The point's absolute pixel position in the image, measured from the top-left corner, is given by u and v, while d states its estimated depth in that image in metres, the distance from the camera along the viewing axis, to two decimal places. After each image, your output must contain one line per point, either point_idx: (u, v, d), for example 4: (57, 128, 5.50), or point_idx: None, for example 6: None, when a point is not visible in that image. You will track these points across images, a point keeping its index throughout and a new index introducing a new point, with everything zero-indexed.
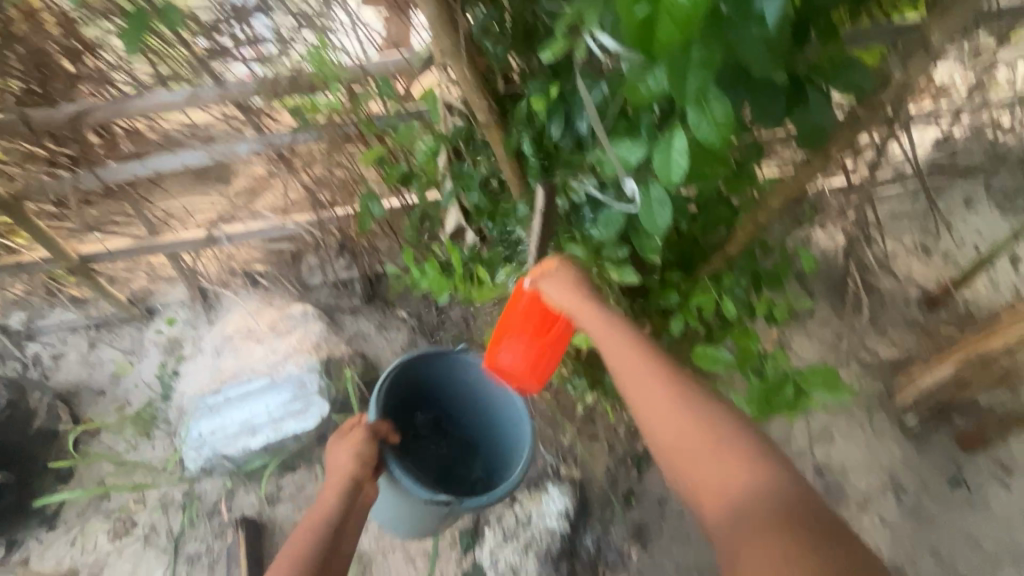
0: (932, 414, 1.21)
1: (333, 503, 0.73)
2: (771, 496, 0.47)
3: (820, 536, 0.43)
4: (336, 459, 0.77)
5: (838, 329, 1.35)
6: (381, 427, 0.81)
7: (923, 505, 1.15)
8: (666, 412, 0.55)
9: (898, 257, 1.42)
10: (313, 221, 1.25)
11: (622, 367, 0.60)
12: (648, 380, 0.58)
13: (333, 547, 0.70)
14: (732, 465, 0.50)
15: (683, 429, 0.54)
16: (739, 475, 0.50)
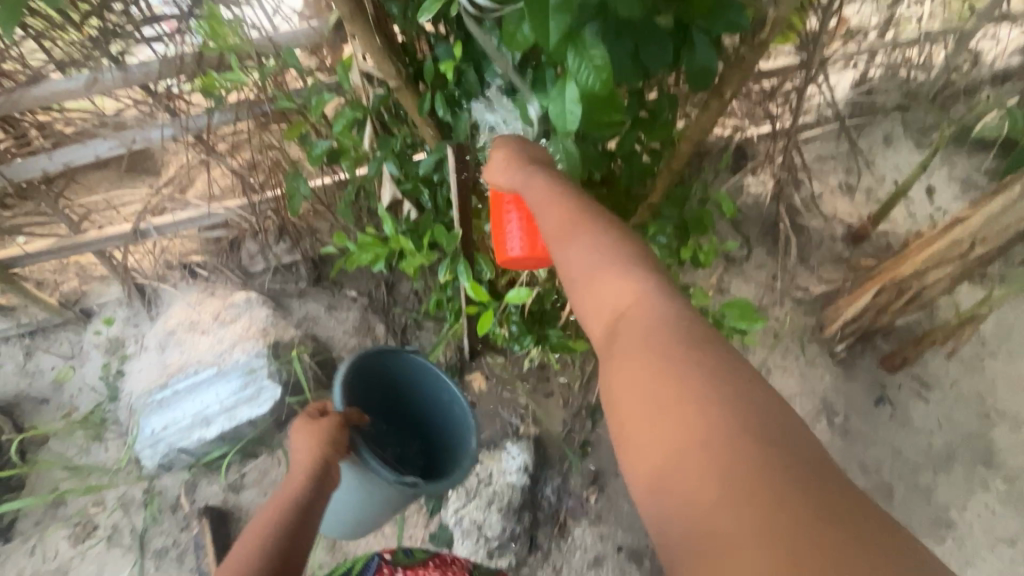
0: (859, 340, 1.30)
1: (304, 485, 0.72)
2: (688, 358, 0.43)
3: (727, 374, 0.41)
4: (297, 448, 0.76)
5: (772, 271, 1.42)
6: (346, 418, 0.79)
7: (852, 424, 1.24)
8: (571, 235, 0.56)
9: (826, 197, 1.49)
10: (245, 205, 1.21)
11: (548, 223, 0.58)
12: (566, 223, 0.57)
13: (298, 527, 0.68)
14: (657, 341, 0.45)
15: (607, 287, 0.52)
16: (657, 334, 0.46)
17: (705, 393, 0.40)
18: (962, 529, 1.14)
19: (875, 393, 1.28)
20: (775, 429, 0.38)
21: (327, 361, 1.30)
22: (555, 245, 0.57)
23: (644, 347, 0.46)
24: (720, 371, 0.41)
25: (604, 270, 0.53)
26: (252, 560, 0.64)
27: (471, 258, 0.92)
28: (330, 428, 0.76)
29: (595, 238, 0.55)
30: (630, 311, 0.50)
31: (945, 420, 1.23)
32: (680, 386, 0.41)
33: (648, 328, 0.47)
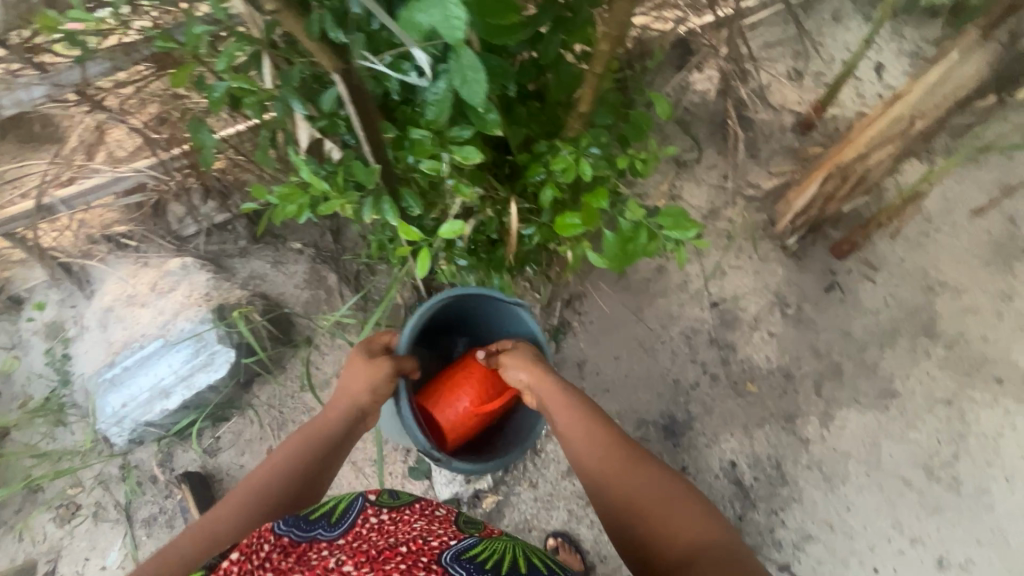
0: (809, 231, 1.30)
1: (341, 418, 0.85)
2: (673, 503, 0.72)
3: (691, 506, 0.72)
4: (349, 375, 0.88)
5: (723, 171, 1.39)
6: (401, 367, 0.88)
7: (804, 314, 1.28)
8: (570, 410, 0.83)
9: (775, 86, 1.43)
10: (156, 166, 1.13)
11: (548, 404, 0.85)
12: (560, 398, 0.85)
13: (331, 447, 0.82)
14: (652, 491, 0.74)
15: (593, 439, 0.80)
16: (650, 488, 0.74)
17: (692, 528, 0.69)
18: (904, 396, 1.21)
19: (826, 281, 1.31)
20: (700, 513, 0.71)
21: (281, 317, 1.27)
22: (558, 420, 0.84)
23: (642, 494, 0.74)
24: (688, 504, 0.72)
25: (579, 410, 0.83)
26: (293, 470, 0.78)
27: (396, 196, 0.86)
28: (387, 372, 0.85)
29: (583, 406, 0.84)
30: (625, 472, 0.76)
31: (891, 297, 1.28)
32: (674, 505, 0.72)
33: (619, 448, 0.79)
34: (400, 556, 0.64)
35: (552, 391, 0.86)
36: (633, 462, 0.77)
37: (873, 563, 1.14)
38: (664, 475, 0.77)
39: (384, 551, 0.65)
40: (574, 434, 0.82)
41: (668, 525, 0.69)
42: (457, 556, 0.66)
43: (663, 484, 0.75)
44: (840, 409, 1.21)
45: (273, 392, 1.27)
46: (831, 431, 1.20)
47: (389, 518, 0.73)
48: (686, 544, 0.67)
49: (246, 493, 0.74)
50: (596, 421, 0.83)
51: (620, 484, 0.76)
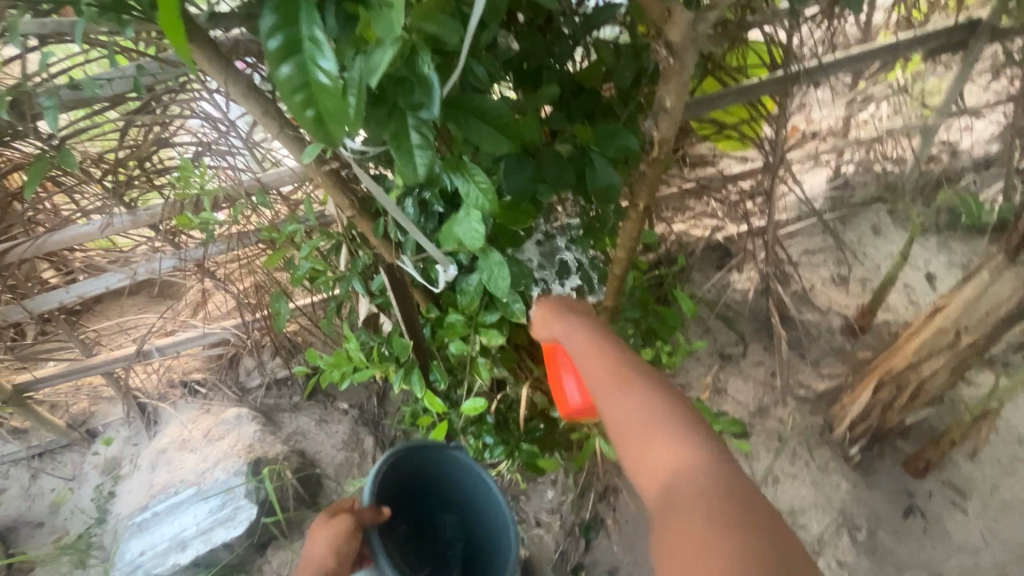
0: (873, 442, 1.19)
1: None
2: (746, 528, 0.41)
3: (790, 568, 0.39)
4: (311, 546, 0.77)
5: (771, 367, 1.35)
6: (371, 513, 0.81)
7: (879, 542, 1.10)
8: (623, 390, 0.55)
9: (819, 290, 1.44)
10: (240, 325, 1.31)
11: (593, 375, 0.58)
12: (600, 358, 0.59)
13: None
14: (707, 502, 0.44)
15: (653, 448, 0.50)
16: (709, 497, 0.44)
17: None
18: None
19: (902, 504, 1.14)
20: None
21: (311, 478, 1.28)
22: (601, 400, 0.56)
23: (694, 509, 0.44)
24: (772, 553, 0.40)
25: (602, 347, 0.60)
26: None
27: (426, 369, 0.98)
28: (346, 527, 0.77)
29: (644, 391, 0.54)
30: (678, 468, 0.48)
31: (990, 534, 1.07)
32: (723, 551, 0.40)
33: (642, 390, 0.54)
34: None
35: (580, 331, 0.63)
36: (658, 408, 0.53)
37: None
38: (663, 417, 0.52)
39: None
40: (637, 455, 0.51)
41: None
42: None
43: (668, 451, 0.50)
44: None
45: (286, 558, 1.22)
46: None
47: None
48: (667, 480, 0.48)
49: None
50: (623, 358, 0.58)
51: (665, 511, 0.46)
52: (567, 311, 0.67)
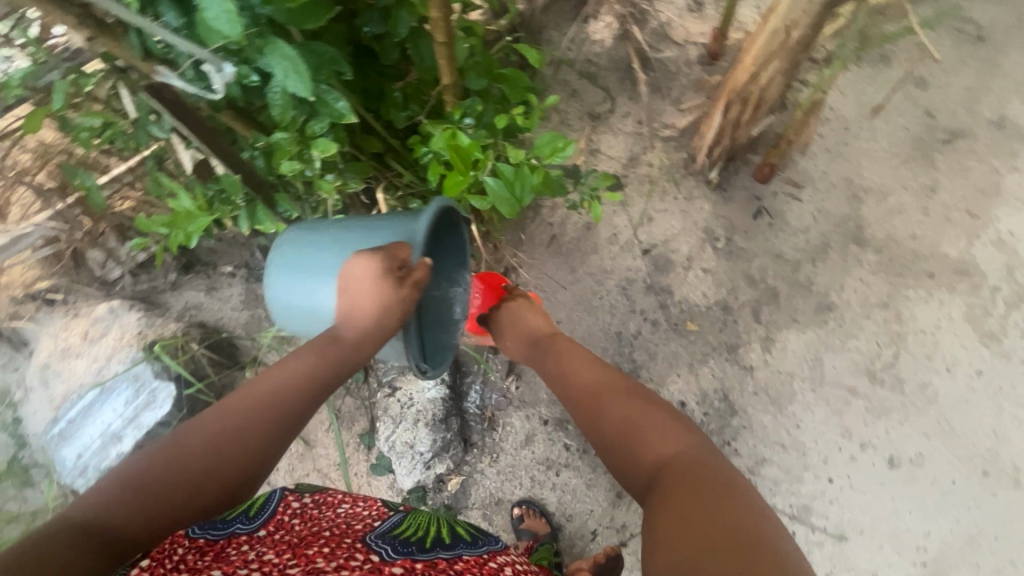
0: (728, 161, 1.29)
1: (352, 345, 0.78)
2: (647, 410, 0.76)
3: (674, 422, 0.74)
4: (355, 280, 0.78)
5: (638, 116, 1.36)
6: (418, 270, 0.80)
7: (735, 244, 1.28)
8: (586, 370, 0.88)
9: (675, 22, 1.38)
10: (59, 217, 1.12)
11: (559, 364, 0.92)
12: (569, 354, 0.94)
13: (314, 403, 0.73)
14: (631, 406, 0.78)
15: (590, 374, 0.87)
16: (634, 404, 0.78)
17: (655, 435, 0.72)
18: (841, 308, 1.22)
19: (753, 208, 1.30)
20: (686, 435, 0.72)
21: (222, 343, 1.27)
22: (564, 371, 0.90)
23: (625, 412, 0.78)
24: (665, 420, 0.74)
25: (570, 366, 0.90)
26: (282, 396, 0.70)
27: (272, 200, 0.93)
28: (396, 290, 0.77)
29: (596, 365, 0.89)
30: (608, 386, 0.83)
31: (819, 213, 1.27)
32: (642, 425, 0.74)
33: (600, 386, 0.84)
34: (323, 540, 0.59)
35: (547, 351, 0.96)
36: (606, 387, 0.83)
37: (827, 475, 1.17)
38: (607, 374, 0.86)
39: (307, 537, 0.59)
40: (579, 378, 0.87)
41: (631, 431, 0.74)
42: (382, 534, 0.62)
43: (597, 374, 0.86)
44: (781, 332, 1.22)
45: None
46: (774, 356, 1.21)
47: (316, 499, 0.67)
48: (610, 399, 0.81)
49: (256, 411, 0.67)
50: (583, 369, 0.89)
51: (600, 404, 0.81)
52: (521, 311, 1.06)
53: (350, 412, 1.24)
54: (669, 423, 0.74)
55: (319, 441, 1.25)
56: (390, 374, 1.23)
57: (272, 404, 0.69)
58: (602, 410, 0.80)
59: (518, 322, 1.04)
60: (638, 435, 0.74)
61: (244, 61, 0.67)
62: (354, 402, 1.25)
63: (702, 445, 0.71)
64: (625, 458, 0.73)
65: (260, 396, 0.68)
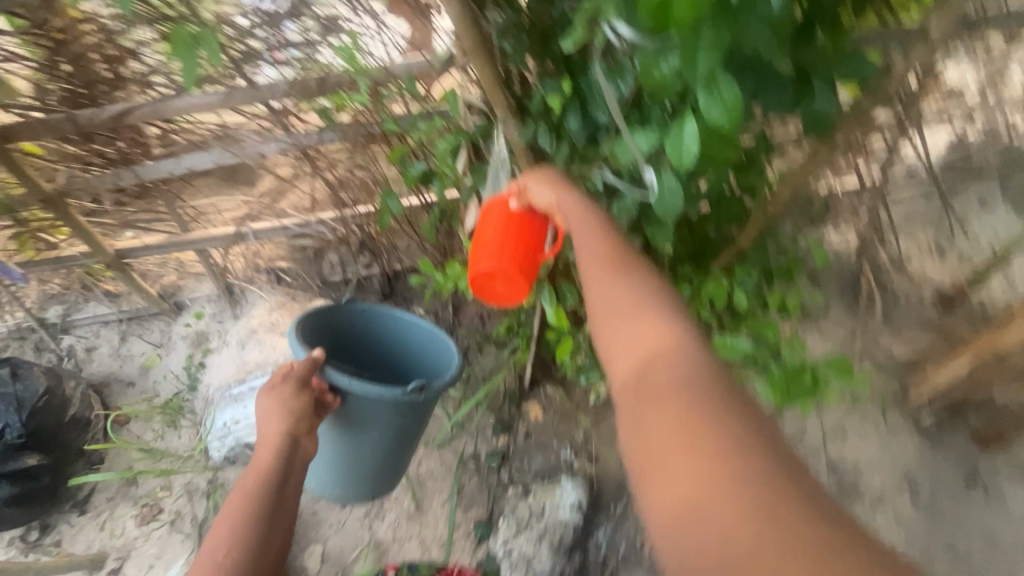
0: (947, 412, 1.18)
1: (273, 457, 0.84)
2: (727, 424, 0.38)
3: (773, 494, 0.33)
4: (264, 415, 0.86)
5: (851, 328, 1.30)
6: (318, 382, 0.90)
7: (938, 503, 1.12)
8: (600, 272, 0.52)
9: (920, 261, 1.35)
10: (338, 217, 1.30)
11: (582, 262, 0.55)
12: (590, 252, 0.55)
13: (276, 496, 0.83)
14: (692, 421, 0.38)
15: (627, 325, 0.48)
16: (691, 373, 0.42)
17: (713, 440, 0.37)
18: None
19: (961, 472, 1.15)
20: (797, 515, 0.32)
21: None
22: (589, 280, 0.53)
23: (667, 355, 0.44)
24: (728, 432, 0.37)
25: (617, 292, 0.50)
26: (248, 510, 0.80)
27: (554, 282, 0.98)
28: (288, 397, 0.85)
29: (633, 286, 0.51)
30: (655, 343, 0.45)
31: None
32: (712, 447, 0.36)
33: (641, 328, 0.47)
34: None
35: (580, 223, 0.58)
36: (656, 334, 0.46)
37: None
38: (649, 322, 0.47)
39: None
40: (608, 305, 0.50)
41: (679, 441, 0.38)
42: None
43: (642, 321, 0.47)
44: None
45: None
46: None
47: None
48: (646, 359, 0.45)
49: (247, 520, 0.80)
50: (617, 293, 0.50)
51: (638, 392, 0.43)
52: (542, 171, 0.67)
53: (472, 494, 1.21)
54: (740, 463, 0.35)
55: (431, 510, 1.21)
56: (527, 475, 1.22)
57: (251, 515, 0.80)
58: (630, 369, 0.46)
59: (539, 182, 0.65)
60: (672, 443, 0.38)
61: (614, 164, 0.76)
62: (480, 485, 1.22)
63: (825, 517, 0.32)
64: (669, 505, 0.36)
65: (239, 514, 0.80)
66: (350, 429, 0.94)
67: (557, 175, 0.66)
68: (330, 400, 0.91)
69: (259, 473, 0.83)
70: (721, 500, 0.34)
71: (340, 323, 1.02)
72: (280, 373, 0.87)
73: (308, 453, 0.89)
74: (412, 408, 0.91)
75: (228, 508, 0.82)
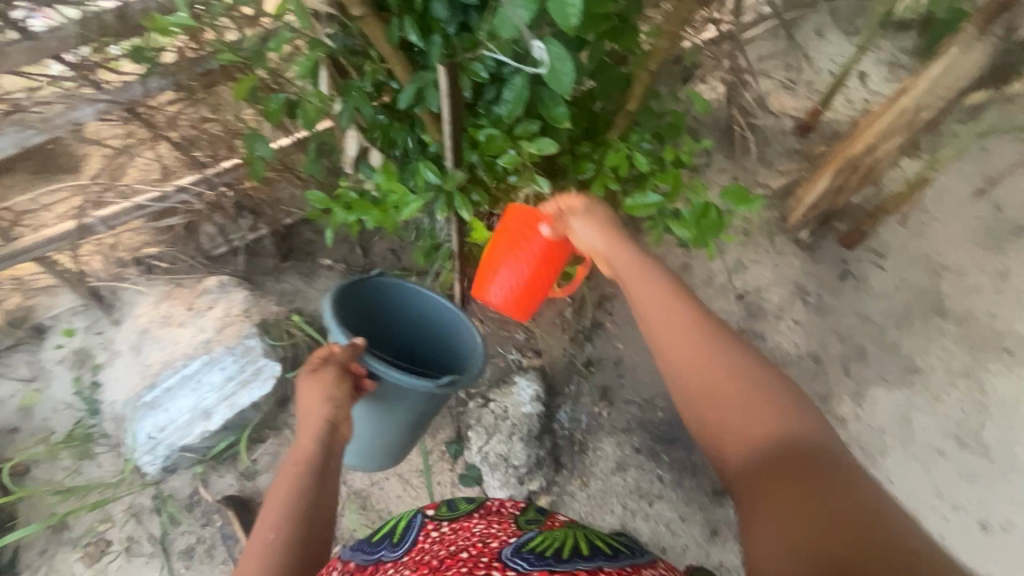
0: (819, 225, 1.35)
1: (316, 440, 0.71)
2: (816, 463, 0.50)
3: (866, 520, 0.45)
4: (303, 393, 0.74)
5: (734, 172, 1.40)
6: (357, 364, 0.81)
7: (825, 300, 1.30)
8: (677, 326, 0.60)
9: (779, 93, 1.46)
10: (202, 180, 1.15)
11: (651, 318, 0.62)
12: (663, 309, 0.62)
13: (322, 484, 0.68)
14: (795, 468, 0.50)
15: (706, 373, 0.57)
16: (779, 425, 0.53)
17: (811, 484, 0.48)
18: (926, 372, 1.23)
19: (838, 271, 1.33)
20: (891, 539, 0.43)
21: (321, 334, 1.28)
22: (659, 336, 0.61)
23: (756, 404, 0.55)
24: (821, 473, 0.49)
25: (692, 344, 0.58)
26: (290, 501, 0.65)
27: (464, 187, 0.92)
28: (332, 375, 0.74)
29: (715, 342, 0.59)
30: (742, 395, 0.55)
31: (902, 282, 1.30)
32: (814, 490, 0.47)
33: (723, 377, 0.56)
34: (460, 561, 0.63)
35: (644, 282, 0.65)
36: (743, 385, 0.56)
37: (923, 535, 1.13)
38: (731, 371, 0.57)
39: (446, 559, 0.64)
40: (684, 358, 0.58)
41: (789, 479, 0.50)
42: (518, 548, 0.65)
43: (721, 372, 0.57)
44: (870, 390, 1.23)
45: None
46: (865, 408, 1.21)
47: (446, 530, 0.73)
48: (739, 408, 0.55)
49: (289, 506, 0.65)
50: (692, 344, 0.59)
51: (737, 437, 0.54)
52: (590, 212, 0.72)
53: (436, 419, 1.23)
54: (838, 494, 0.47)
55: None
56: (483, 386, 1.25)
57: (297, 503, 0.65)
58: (717, 417, 0.55)
59: (591, 232, 0.71)
60: (780, 482, 0.50)
61: (496, 45, 0.70)
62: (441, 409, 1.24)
63: (901, 531, 0.44)
64: (771, 530, 0.47)
65: (284, 501, 0.65)
66: (378, 409, 0.93)
67: (606, 222, 0.72)
68: (364, 384, 0.84)
69: (303, 457, 0.69)
70: (820, 526, 0.45)
71: (362, 298, 0.97)
72: (328, 348, 0.78)
73: (347, 436, 0.75)
74: (438, 398, 0.92)
75: (269, 493, 0.67)
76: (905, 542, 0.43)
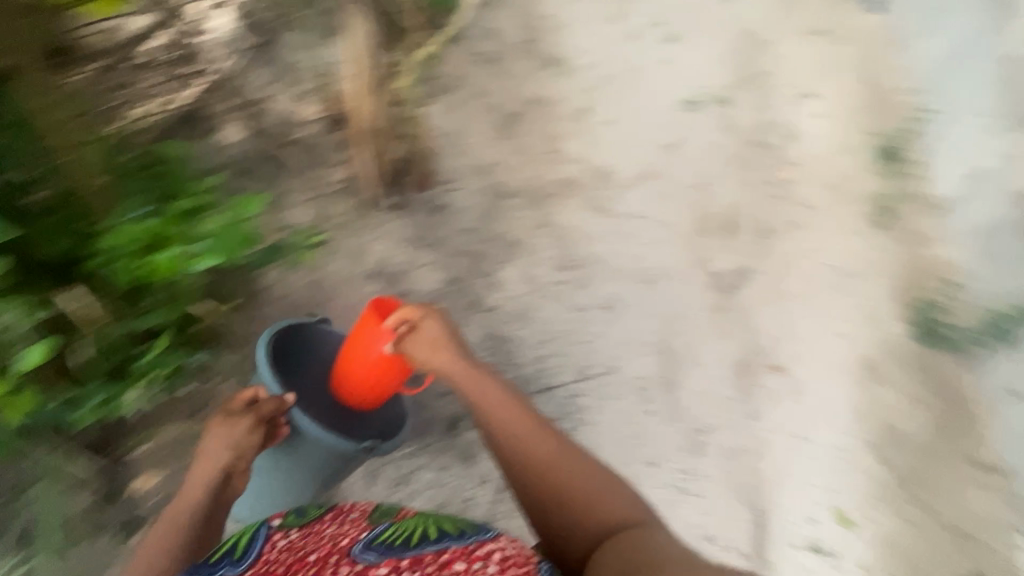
0: (395, 182, 1.53)
1: (202, 486, 1.11)
2: (567, 456, 1.05)
3: (588, 481, 1.02)
4: (211, 441, 1.13)
5: (306, 185, 1.50)
6: (277, 418, 1.17)
7: (433, 236, 1.53)
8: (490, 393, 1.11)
9: (297, 104, 1.50)
10: None
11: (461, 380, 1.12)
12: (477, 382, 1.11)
13: (207, 513, 1.10)
14: (554, 454, 1.05)
15: (516, 419, 1.09)
16: (553, 443, 1.06)
17: (569, 469, 1.03)
18: (523, 241, 1.55)
19: (432, 206, 1.55)
20: (604, 494, 1.01)
21: None
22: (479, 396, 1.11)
23: (542, 432, 1.08)
24: (569, 462, 1.04)
25: (506, 409, 1.10)
26: (177, 525, 1.07)
27: None
28: (241, 432, 1.12)
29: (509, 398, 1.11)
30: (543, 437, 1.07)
31: (475, 190, 1.57)
32: (568, 469, 1.03)
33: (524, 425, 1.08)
34: (304, 565, 0.90)
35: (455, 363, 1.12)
36: (533, 423, 1.09)
37: (582, 336, 1.53)
38: (523, 416, 1.09)
39: (295, 564, 0.91)
40: (496, 408, 1.10)
41: (553, 461, 1.04)
42: (368, 545, 0.91)
43: (521, 417, 1.09)
44: (498, 275, 1.53)
45: None
46: (499, 293, 1.52)
47: (292, 533, 1.01)
48: (525, 430, 1.08)
49: (174, 526, 1.07)
50: (507, 406, 1.10)
51: (524, 441, 1.07)
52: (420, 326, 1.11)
53: None
54: (576, 467, 1.03)
55: None
56: None
57: (180, 526, 1.07)
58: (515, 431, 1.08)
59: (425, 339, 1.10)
60: (542, 458, 1.05)
61: None
62: None
63: (616, 491, 1.02)
64: (537, 480, 1.04)
65: (172, 521, 1.08)
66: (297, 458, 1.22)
67: (438, 332, 1.12)
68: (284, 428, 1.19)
69: (192, 496, 1.11)
70: (565, 487, 1.02)
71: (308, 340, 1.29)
72: (245, 398, 1.15)
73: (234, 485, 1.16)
74: (355, 457, 1.22)
75: (166, 513, 1.10)
76: (612, 495, 1.01)
